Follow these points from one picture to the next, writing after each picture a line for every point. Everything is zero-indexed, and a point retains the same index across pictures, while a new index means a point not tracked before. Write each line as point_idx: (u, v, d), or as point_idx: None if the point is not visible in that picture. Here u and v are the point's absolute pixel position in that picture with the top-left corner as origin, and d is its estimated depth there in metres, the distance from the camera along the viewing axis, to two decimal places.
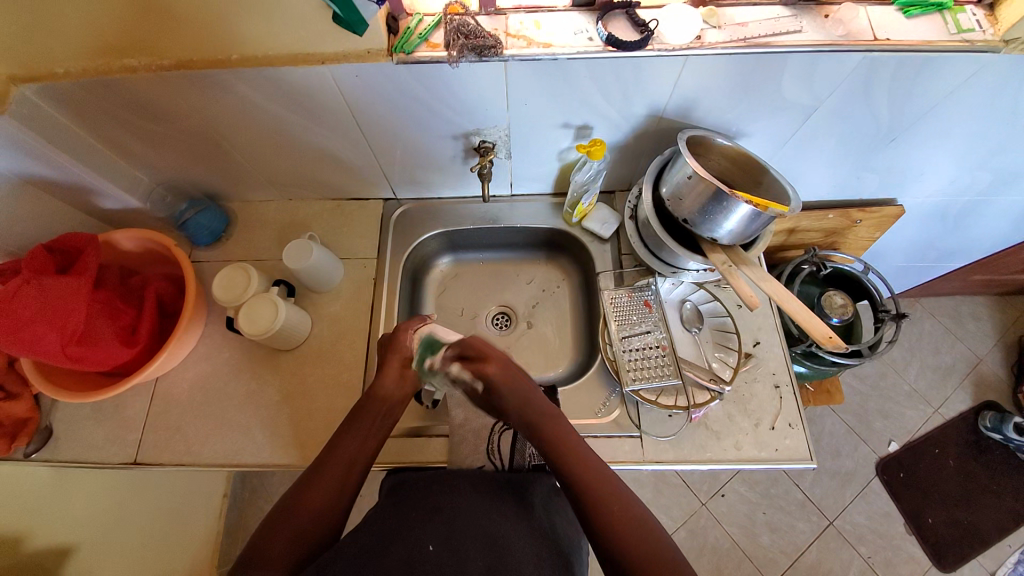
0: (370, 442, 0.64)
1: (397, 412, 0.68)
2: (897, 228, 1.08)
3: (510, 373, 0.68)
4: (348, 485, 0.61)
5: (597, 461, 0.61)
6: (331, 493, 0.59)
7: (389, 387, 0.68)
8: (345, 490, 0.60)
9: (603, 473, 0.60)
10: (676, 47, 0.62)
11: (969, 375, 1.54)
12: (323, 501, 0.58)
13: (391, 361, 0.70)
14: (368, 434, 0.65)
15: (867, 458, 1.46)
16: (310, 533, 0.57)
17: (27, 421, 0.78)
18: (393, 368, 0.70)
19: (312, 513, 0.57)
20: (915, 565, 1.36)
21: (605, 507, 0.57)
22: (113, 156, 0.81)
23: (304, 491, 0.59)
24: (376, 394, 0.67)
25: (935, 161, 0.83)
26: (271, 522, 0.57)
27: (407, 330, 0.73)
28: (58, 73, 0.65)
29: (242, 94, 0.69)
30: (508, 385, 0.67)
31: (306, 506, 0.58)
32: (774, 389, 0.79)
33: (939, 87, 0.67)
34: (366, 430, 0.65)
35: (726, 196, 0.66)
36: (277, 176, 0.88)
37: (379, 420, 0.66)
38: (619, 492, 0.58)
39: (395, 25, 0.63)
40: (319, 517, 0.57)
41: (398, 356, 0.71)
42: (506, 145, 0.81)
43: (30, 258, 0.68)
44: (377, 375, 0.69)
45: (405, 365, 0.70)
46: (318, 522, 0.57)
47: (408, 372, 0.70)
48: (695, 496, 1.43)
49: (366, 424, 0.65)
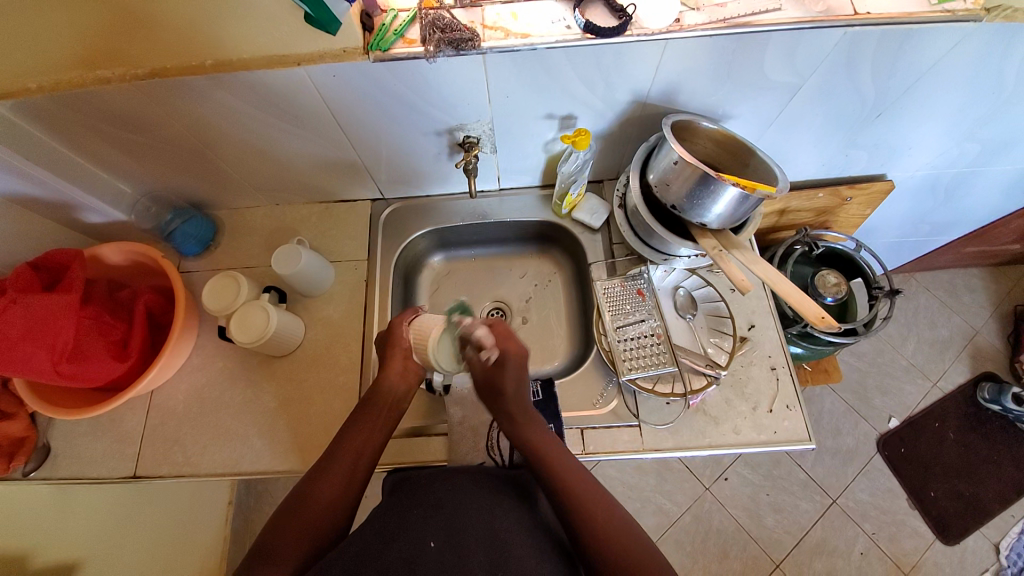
0: (375, 436, 0.65)
1: (403, 404, 0.68)
2: (888, 204, 1.08)
3: (524, 356, 0.70)
4: (355, 480, 0.61)
5: (604, 497, 0.60)
6: (338, 487, 0.60)
7: (394, 381, 0.68)
8: (353, 484, 0.61)
9: (605, 504, 0.59)
10: (655, 32, 0.62)
11: (966, 347, 1.54)
12: (331, 496, 0.59)
13: (393, 355, 0.69)
14: (373, 428, 0.65)
15: (868, 434, 1.47)
16: (318, 528, 0.57)
17: (23, 441, 0.76)
18: (397, 361, 0.69)
19: (320, 508, 0.58)
20: (920, 538, 1.37)
21: (611, 546, 0.56)
22: (93, 169, 0.80)
23: (311, 487, 0.59)
24: (380, 388, 0.67)
25: (922, 134, 0.83)
26: (279, 520, 0.57)
27: (401, 323, 0.71)
28: (31, 88, 0.63)
29: (220, 100, 0.68)
30: (520, 367, 0.69)
31: (313, 501, 0.58)
32: (771, 371, 0.79)
33: (922, 60, 0.67)
34: (371, 424, 0.65)
35: (713, 179, 0.65)
36: (262, 181, 0.88)
37: (383, 414, 0.66)
38: (620, 521, 0.58)
39: (369, 22, 0.62)
40: (327, 511, 0.58)
41: (399, 350, 0.70)
42: (491, 139, 0.81)
43: (15, 278, 0.67)
44: (382, 371, 0.69)
45: (407, 358, 0.70)
46: (326, 517, 0.58)
47: (411, 365, 0.70)
48: (698, 481, 1.44)
49: (371, 419, 0.66)
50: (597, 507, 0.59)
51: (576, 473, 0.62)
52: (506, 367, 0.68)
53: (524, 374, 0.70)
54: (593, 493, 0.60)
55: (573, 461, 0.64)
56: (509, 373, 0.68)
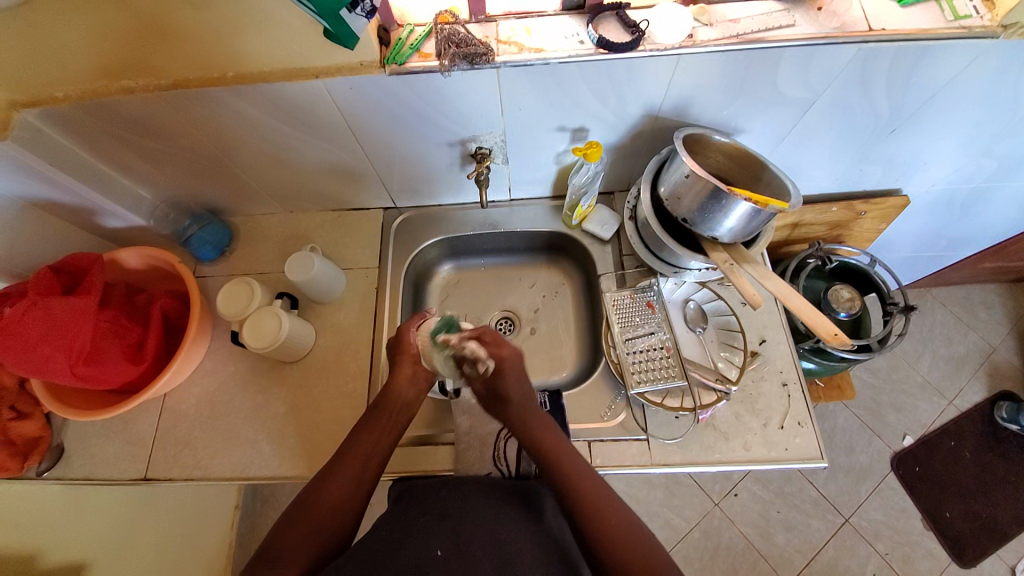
0: (384, 440, 0.65)
1: (413, 408, 0.69)
2: (903, 218, 1.06)
3: (519, 358, 0.70)
4: (364, 483, 0.61)
5: (611, 499, 0.59)
6: (346, 489, 0.60)
7: (402, 387, 0.68)
8: (361, 487, 0.61)
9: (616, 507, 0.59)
10: (668, 47, 0.62)
11: (983, 365, 1.51)
12: (338, 498, 0.59)
13: (403, 360, 0.70)
14: (382, 432, 0.65)
15: (881, 452, 1.44)
16: (325, 529, 0.57)
17: (39, 440, 0.78)
18: (406, 366, 0.69)
19: (327, 510, 0.58)
20: (935, 561, 1.33)
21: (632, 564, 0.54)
22: (114, 175, 0.82)
23: (319, 489, 0.59)
24: (390, 392, 0.67)
25: (938, 148, 0.82)
26: (287, 521, 0.58)
27: (408, 329, 0.72)
28: (59, 96, 0.65)
29: (239, 110, 0.70)
30: (518, 369, 0.69)
31: (321, 502, 0.58)
32: (782, 387, 0.78)
33: (938, 75, 0.66)
34: (380, 429, 0.65)
35: (725, 194, 0.65)
36: (277, 189, 0.89)
37: (392, 419, 0.66)
38: (631, 526, 0.57)
39: (386, 37, 0.64)
40: (335, 512, 0.58)
41: (408, 357, 0.70)
42: (502, 150, 0.81)
43: (37, 280, 0.69)
44: (390, 376, 0.69)
45: (416, 363, 0.70)
46: (333, 519, 0.58)
47: (419, 369, 0.70)
48: (707, 496, 1.42)
49: (380, 423, 0.66)
50: (616, 524, 0.57)
51: (591, 488, 0.60)
52: (503, 377, 0.68)
53: (524, 376, 0.70)
54: (612, 508, 0.58)
55: (590, 475, 0.62)
56: (508, 380, 0.68)
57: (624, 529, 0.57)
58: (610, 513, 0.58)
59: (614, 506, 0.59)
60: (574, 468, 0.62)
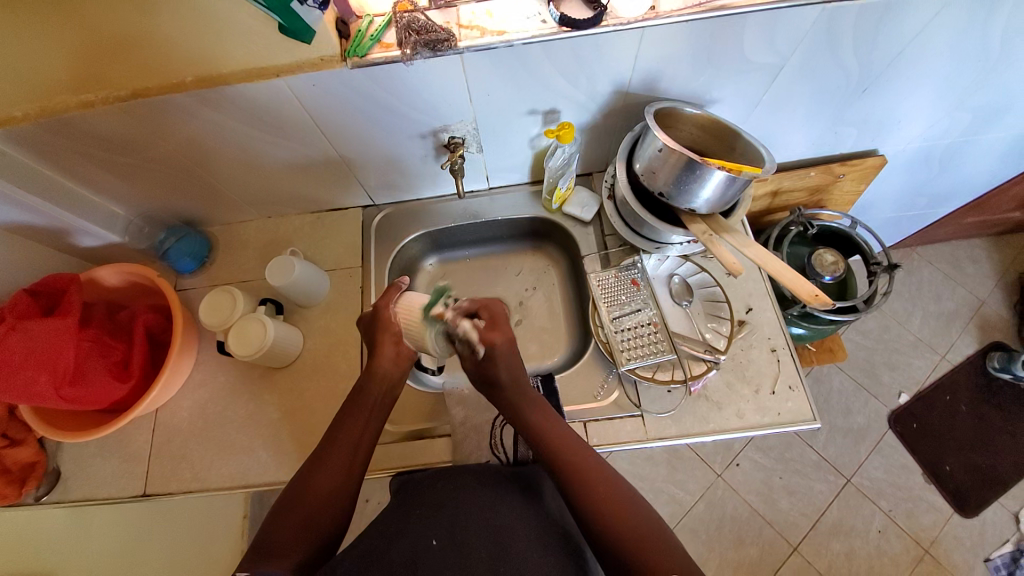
0: (371, 424, 0.65)
1: (397, 388, 0.68)
2: (883, 179, 1.07)
3: (513, 344, 0.68)
4: (353, 472, 0.61)
5: (605, 472, 0.60)
6: (338, 476, 0.60)
7: (387, 367, 0.67)
8: (351, 474, 0.61)
9: (611, 480, 0.59)
10: (630, 20, 0.62)
11: (972, 319, 1.53)
12: (329, 488, 0.59)
13: (384, 341, 0.68)
14: (368, 416, 0.65)
15: (878, 412, 1.46)
16: (320, 519, 0.57)
17: (35, 465, 0.77)
18: (387, 346, 0.67)
19: (319, 499, 0.58)
20: (937, 513, 1.36)
21: (626, 527, 0.55)
22: (85, 193, 0.80)
23: (312, 477, 0.59)
24: (373, 373, 0.67)
25: (913, 105, 0.82)
26: (282, 512, 0.57)
27: (388, 305, 0.69)
28: (17, 116, 0.63)
29: (207, 118, 0.69)
30: (510, 358, 0.67)
31: (314, 490, 0.58)
32: (771, 353, 0.79)
33: (905, 31, 0.66)
34: (366, 414, 0.65)
35: (699, 164, 0.65)
36: (253, 194, 0.88)
37: (379, 401, 0.66)
38: (622, 495, 0.58)
39: (345, 29, 0.63)
40: (329, 500, 0.58)
41: (390, 335, 0.68)
42: (476, 138, 0.81)
43: (13, 305, 0.68)
44: (372, 357, 0.67)
45: (398, 342, 0.68)
46: (326, 506, 0.58)
47: (402, 349, 0.68)
48: (710, 469, 1.43)
49: (366, 407, 0.65)
50: (610, 497, 0.57)
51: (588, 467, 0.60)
52: (496, 363, 0.66)
53: (517, 361, 0.68)
54: (606, 481, 0.59)
55: (587, 451, 0.62)
56: (501, 365, 0.66)
57: (619, 502, 0.57)
58: (607, 491, 0.58)
59: (615, 489, 0.58)
60: (570, 447, 0.62)
